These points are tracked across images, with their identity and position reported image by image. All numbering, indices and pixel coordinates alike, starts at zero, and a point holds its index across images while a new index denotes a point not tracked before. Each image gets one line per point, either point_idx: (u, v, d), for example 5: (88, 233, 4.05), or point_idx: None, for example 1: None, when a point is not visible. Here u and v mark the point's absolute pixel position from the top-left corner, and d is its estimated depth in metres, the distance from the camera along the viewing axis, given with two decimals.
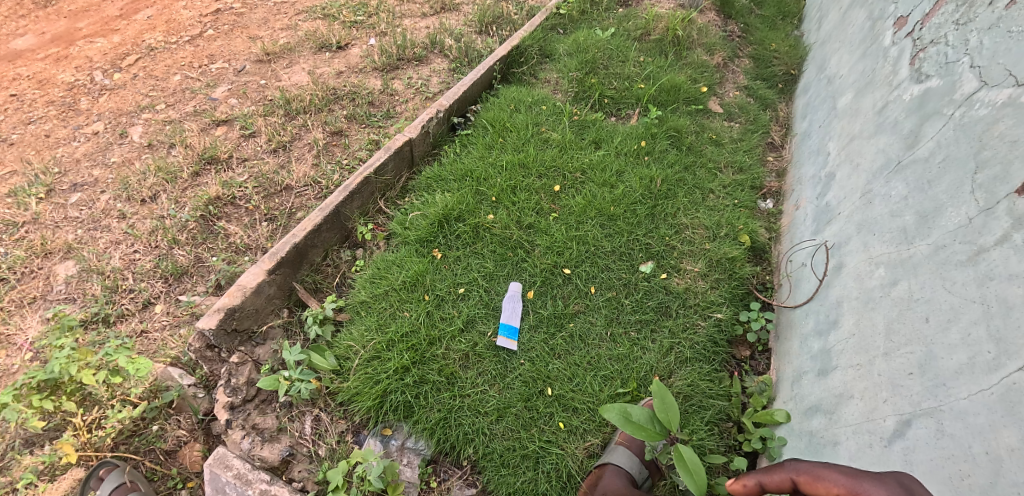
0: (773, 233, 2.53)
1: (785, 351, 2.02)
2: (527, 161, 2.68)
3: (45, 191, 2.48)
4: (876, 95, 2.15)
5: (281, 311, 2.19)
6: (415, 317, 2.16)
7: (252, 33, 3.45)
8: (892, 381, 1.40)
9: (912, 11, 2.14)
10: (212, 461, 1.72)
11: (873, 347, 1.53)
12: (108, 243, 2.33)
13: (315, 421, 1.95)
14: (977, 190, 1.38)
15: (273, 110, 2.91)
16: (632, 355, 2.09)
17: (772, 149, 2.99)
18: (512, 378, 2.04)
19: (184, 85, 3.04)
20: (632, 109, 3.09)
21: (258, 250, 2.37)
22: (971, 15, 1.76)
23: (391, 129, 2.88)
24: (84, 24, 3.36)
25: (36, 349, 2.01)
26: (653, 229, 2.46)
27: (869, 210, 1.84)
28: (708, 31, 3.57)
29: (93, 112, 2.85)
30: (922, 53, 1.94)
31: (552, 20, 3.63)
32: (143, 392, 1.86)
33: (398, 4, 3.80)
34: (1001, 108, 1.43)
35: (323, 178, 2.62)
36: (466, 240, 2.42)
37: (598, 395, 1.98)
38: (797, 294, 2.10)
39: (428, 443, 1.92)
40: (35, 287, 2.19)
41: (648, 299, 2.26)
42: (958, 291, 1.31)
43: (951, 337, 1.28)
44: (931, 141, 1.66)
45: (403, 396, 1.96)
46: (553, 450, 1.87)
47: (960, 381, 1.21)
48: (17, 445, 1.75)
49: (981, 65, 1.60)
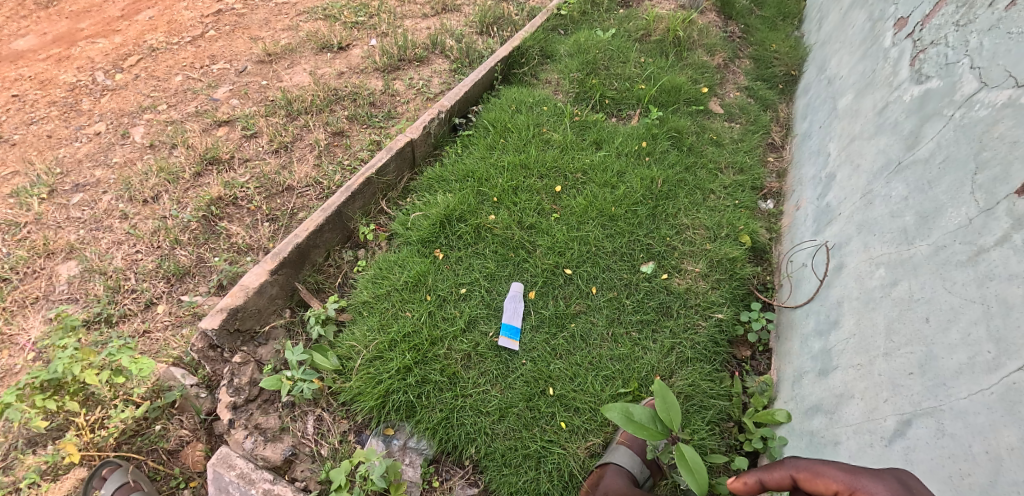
0: (774, 233, 2.53)
1: (786, 351, 2.02)
2: (527, 162, 2.69)
3: (48, 192, 2.48)
4: (876, 96, 2.15)
5: (283, 312, 2.19)
6: (416, 317, 2.16)
7: (254, 34, 3.46)
8: (892, 381, 1.41)
9: (913, 12, 2.14)
10: (216, 460, 1.73)
11: (873, 347, 1.53)
12: (111, 243, 2.34)
13: (318, 421, 1.95)
14: (977, 191, 1.39)
15: (274, 110, 2.92)
16: (633, 355, 2.10)
17: (772, 150, 2.99)
18: (513, 378, 2.04)
19: (185, 86, 3.05)
20: (633, 110, 3.09)
21: (259, 251, 2.38)
22: (971, 16, 1.76)
23: (392, 130, 2.89)
24: (85, 25, 3.37)
25: (39, 349, 2.01)
26: (654, 230, 2.47)
27: (869, 211, 1.84)
28: (709, 32, 3.58)
29: (95, 112, 2.86)
30: (922, 54, 1.95)
31: (552, 20, 3.64)
32: (146, 392, 1.87)
33: (399, 5, 3.81)
34: (1001, 109, 1.44)
35: (324, 179, 2.63)
36: (468, 241, 2.42)
37: (599, 395, 1.98)
38: (797, 294, 2.11)
39: (430, 443, 1.92)
40: (37, 287, 2.20)
41: (649, 299, 2.26)
42: (958, 292, 1.31)
43: (952, 337, 1.28)
44: (932, 142, 1.66)
45: (405, 396, 1.97)
46: (554, 450, 1.88)
47: (960, 381, 1.21)
48: (19, 445, 1.75)
49: (981, 66, 1.60)
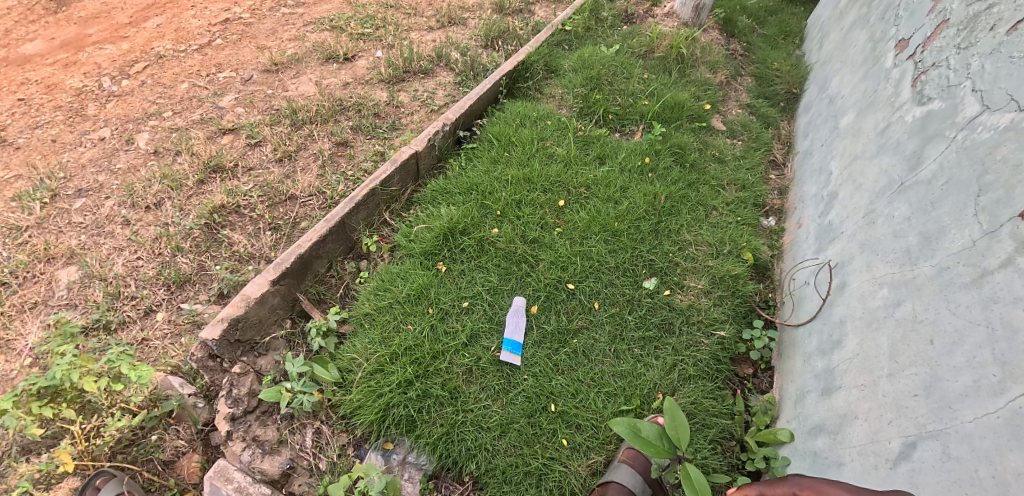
0: (775, 250, 2.54)
1: (789, 369, 2.01)
2: (532, 176, 2.70)
3: (50, 196, 2.48)
4: (877, 116, 2.18)
5: (284, 322, 2.18)
6: (418, 330, 2.15)
7: (260, 43, 3.49)
8: (896, 402, 1.40)
9: (914, 33, 2.18)
10: (212, 473, 1.71)
11: (877, 368, 1.53)
12: (112, 249, 2.34)
13: (316, 434, 1.93)
14: (980, 213, 1.39)
15: (279, 119, 2.93)
16: (635, 372, 2.09)
17: (774, 167, 3.01)
18: (515, 393, 2.03)
19: (190, 93, 3.07)
20: (636, 125, 3.11)
21: (261, 260, 2.37)
22: (972, 39, 1.79)
23: (396, 141, 2.90)
24: (93, 31, 3.39)
25: (37, 354, 2.00)
26: (657, 246, 2.47)
27: (872, 230, 1.85)
28: (712, 50, 3.62)
29: (101, 118, 2.87)
30: (923, 76, 1.97)
31: (557, 36, 3.66)
32: (143, 401, 1.84)
33: (404, 18, 3.84)
34: (1003, 132, 1.45)
35: (328, 189, 2.64)
36: (471, 254, 2.42)
37: (601, 413, 1.97)
38: (799, 312, 2.11)
39: (430, 458, 1.91)
40: (36, 292, 2.19)
41: (651, 315, 2.25)
42: (962, 314, 1.31)
43: (957, 359, 1.28)
44: (934, 163, 1.67)
45: (405, 411, 1.95)
46: (556, 467, 1.86)
47: (965, 404, 1.21)
48: (13, 452, 1.74)
49: (982, 89, 1.62)
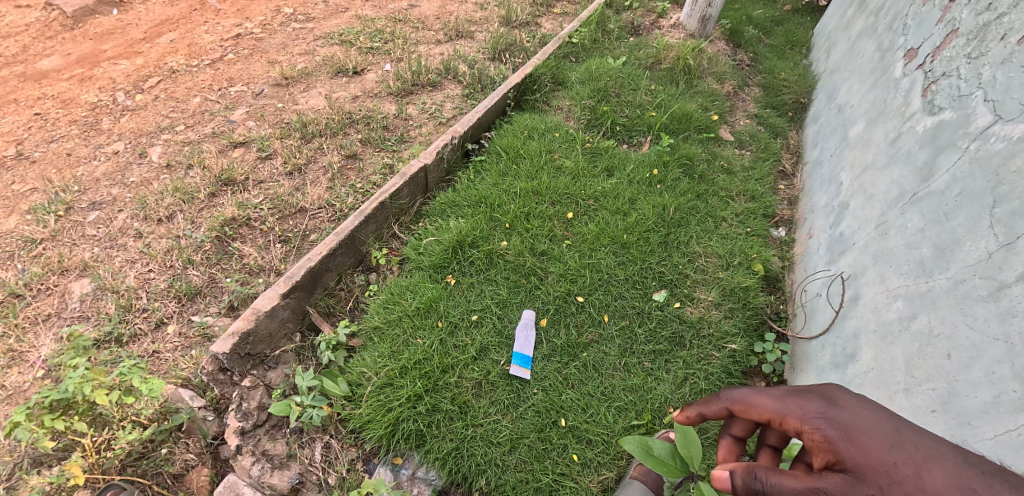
0: (786, 262, 2.52)
1: (802, 383, 1.99)
2: (540, 189, 2.71)
3: (65, 209, 2.52)
4: (887, 125, 2.16)
5: (294, 335, 2.18)
6: (427, 344, 2.14)
7: (271, 58, 3.54)
8: (913, 417, 1.38)
9: (923, 43, 2.17)
10: (222, 489, 1.71)
11: (891, 382, 1.50)
12: (124, 261, 2.36)
13: (325, 448, 1.93)
14: (996, 225, 1.37)
15: (289, 133, 2.96)
16: (646, 386, 2.07)
17: (783, 178, 3.00)
18: (524, 408, 2.01)
19: (203, 107, 3.11)
20: (644, 136, 3.11)
21: (271, 272, 2.39)
22: (982, 49, 1.78)
23: (405, 154, 2.92)
24: (108, 46, 3.46)
25: (49, 366, 2.02)
26: (666, 258, 2.46)
27: (884, 241, 1.83)
28: (719, 61, 3.62)
29: (115, 132, 2.92)
30: (933, 85, 1.96)
31: (564, 48, 3.69)
32: (153, 414, 1.86)
33: (413, 31, 3.89)
34: (1016, 142, 1.43)
35: (337, 202, 2.66)
36: (479, 267, 2.42)
37: (611, 428, 1.96)
38: (812, 325, 2.09)
39: (440, 473, 1.89)
40: (49, 304, 2.21)
41: (661, 328, 2.24)
42: (979, 328, 1.30)
43: (975, 375, 1.26)
44: (947, 174, 1.65)
45: (414, 425, 1.94)
46: (566, 483, 1.84)
47: (986, 421, 1.19)
48: (25, 464, 1.75)
49: (994, 99, 1.61)
